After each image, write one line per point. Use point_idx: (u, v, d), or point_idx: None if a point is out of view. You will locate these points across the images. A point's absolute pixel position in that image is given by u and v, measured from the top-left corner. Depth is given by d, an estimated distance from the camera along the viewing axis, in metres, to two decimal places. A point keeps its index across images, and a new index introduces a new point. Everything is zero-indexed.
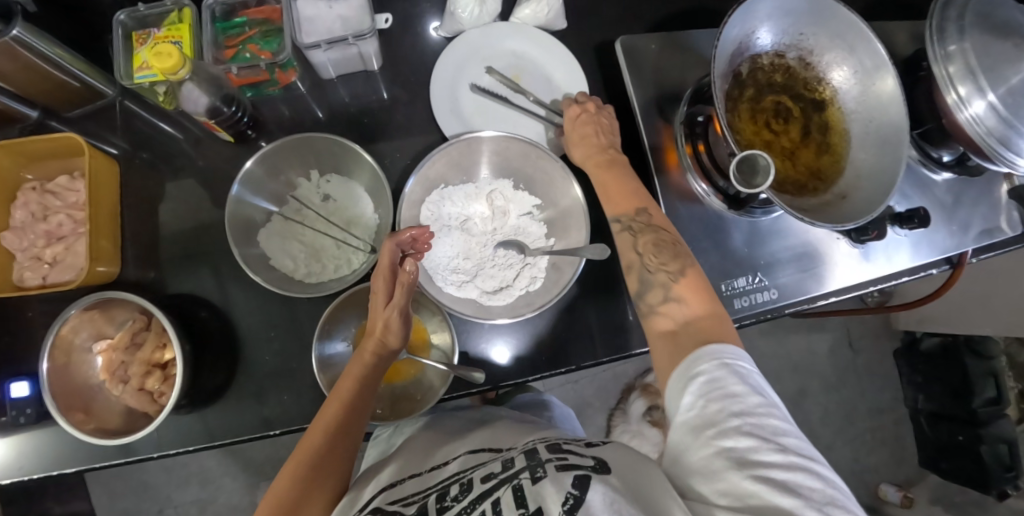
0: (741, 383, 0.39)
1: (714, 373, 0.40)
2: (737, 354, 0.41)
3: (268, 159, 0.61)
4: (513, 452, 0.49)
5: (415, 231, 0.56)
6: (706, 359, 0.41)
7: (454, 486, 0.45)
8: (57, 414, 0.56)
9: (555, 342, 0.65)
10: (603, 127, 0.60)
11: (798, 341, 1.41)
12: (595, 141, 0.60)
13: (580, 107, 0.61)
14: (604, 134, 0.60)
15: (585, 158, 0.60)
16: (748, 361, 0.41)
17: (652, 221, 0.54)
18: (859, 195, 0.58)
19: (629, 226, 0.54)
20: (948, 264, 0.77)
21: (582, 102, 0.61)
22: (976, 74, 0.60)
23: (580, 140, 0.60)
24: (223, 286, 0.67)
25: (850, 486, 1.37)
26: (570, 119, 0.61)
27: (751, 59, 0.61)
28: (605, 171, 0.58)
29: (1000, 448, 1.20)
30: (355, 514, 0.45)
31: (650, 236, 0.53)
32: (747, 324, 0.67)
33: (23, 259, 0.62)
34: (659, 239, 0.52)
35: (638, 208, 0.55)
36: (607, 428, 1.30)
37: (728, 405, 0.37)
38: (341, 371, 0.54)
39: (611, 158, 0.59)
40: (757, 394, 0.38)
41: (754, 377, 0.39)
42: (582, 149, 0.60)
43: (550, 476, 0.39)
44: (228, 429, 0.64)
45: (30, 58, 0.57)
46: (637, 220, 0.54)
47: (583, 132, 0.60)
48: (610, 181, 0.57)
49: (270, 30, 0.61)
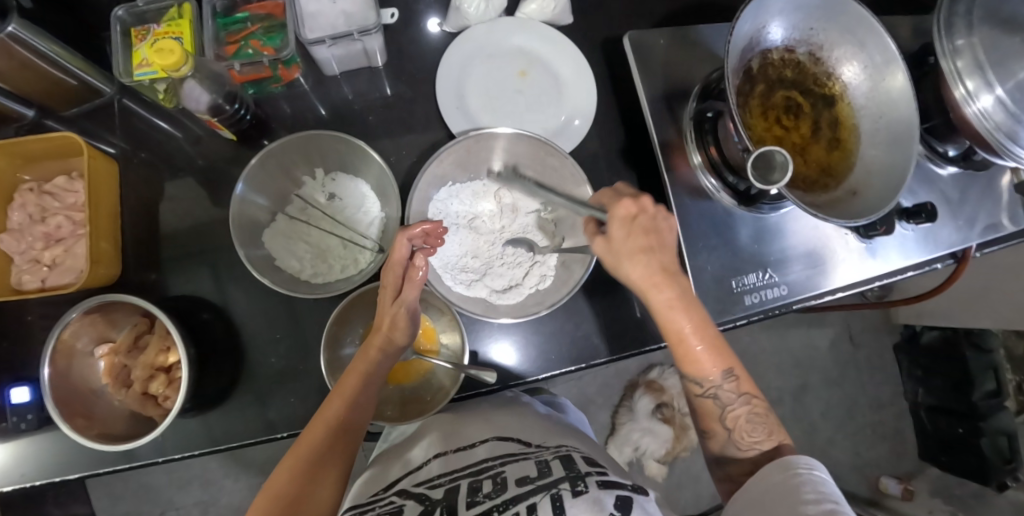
0: (814, 486, 0.41)
1: (787, 478, 0.43)
2: (812, 465, 0.44)
3: (273, 157, 0.60)
4: (545, 453, 0.48)
5: (426, 225, 0.54)
6: (779, 469, 0.44)
7: (486, 480, 0.43)
8: (59, 420, 0.54)
9: (564, 340, 0.65)
10: (659, 250, 0.49)
11: (799, 336, 1.41)
12: (655, 264, 0.48)
13: (631, 208, 0.49)
14: (662, 250, 0.50)
15: (646, 285, 0.48)
16: (825, 475, 0.43)
17: (739, 391, 0.51)
18: (870, 192, 0.58)
19: (714, 394, 0.51)
20: (953, 258, 0.78)
21: (633, 204, 0.49)
22: (984, 69, 0.60)
23: (638, 263, 0.48)
24: (227, 287, 0.66)
25: (850, 479, 1.39)
26: (619, 225, 0.49)
27: (761, 55, 0.61)
28: (676, 310, 0.49)
29: (999, 440, 1.21)
30: (380, 493, 0.47)
31: (740, 412, 0.50)
32: (755, 320, 0.67)
33: (22, 262, 0.61)
34: (749, 411, 0.50)
35: (723, 370, 0.50)
36: (610, 425, 1.31)
37: (799, 498, 0.40)
38: (346, 367, 0.54)
39: (675, 285, 0.49)
40: (831, 496, 0.39)
41: (831, 487, 0.41)
42: (639, 271, 0.48)
43: (591, 493, 0.39)
44: (235, 433, 0.63)
45: (26, 56, 0.55)
46: (723, 389, 0.51)
47: (637, 247, 0.48)
48: (682, 334, 0.49)
49: (274, 25, 0.59)
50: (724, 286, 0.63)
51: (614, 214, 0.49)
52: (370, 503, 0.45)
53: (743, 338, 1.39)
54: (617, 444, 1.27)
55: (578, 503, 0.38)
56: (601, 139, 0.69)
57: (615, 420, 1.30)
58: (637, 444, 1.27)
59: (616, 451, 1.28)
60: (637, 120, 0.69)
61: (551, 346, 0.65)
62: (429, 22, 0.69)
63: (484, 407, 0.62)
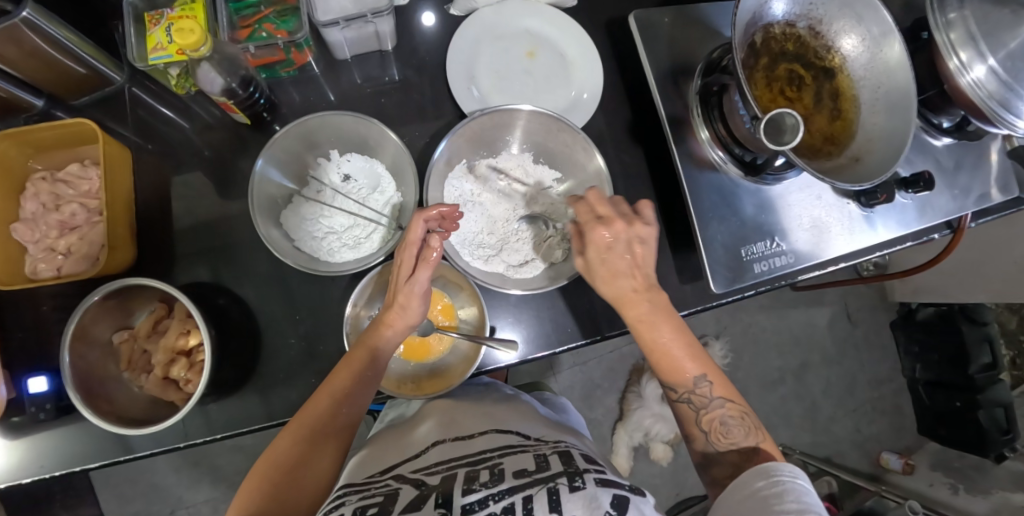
0: (796, 496, 0.41)
1: (768, 485, 0.43)
2: (795, 474, 0.44)
3: (289, 138, 0.61)
4: (543, 448, 0.49)
5: (443, 209, 0.55)
6: (761, 476, 0.45)
7: (483, 471, 0.44)
8: (81, 404, 0.53)
9: (579, 314, 0.67)
10: (631, 261, 0.53)
11: (799, 316, 1.43)
12: (627, 283, 0.53)
13: (605, 236, 0.52)
14: (636, 270, 0.53)
15: (619, 301, 0.53)
16: (806, 483, 0.44)
17: (715, 394, 0.52)
18: (872, 158, 0.60)
19: (688, 398, 0.53)
20: (949, 228, 0.81)
21: (606, 234, 0.52)
22: (977, 40, 0.61)
23: (612, 283, 0.53)
24: (243, 272, 0.66)
25: (851, 456, 1.42)
26: (593, 250, 0.53)
27: (764, 29, 0.63)
28: (647, 324, 0.52)
29: (996, 412, 1.24)
30: (377, 475, 0.47)
31: (715, 413, 0.52)
32: (762, 288, 0.69)
33: (37, 251, 0.60)
34: (724, 414, 0.52)
35: (698, 375, 0.52)
36: (618, 410, 1.32)
37: (779, 507, 0.40)
38: (355, 341, 0.56)
39: (647, 301, 0.53)
40: (812, 507, 0.40)
41: (812, 497, 0.42)
42: (613, 290, 0.53)
43: (588, 490, 0.39)
44: (256, 415, 0.64)
45: (37, 43, 0.55)
46: (697, 392, 0.52)
47: (613, 270, 0.53)
48: (658, 345, 0.53)
49: (286, 9, 0.60)
50: (733, 254, 0.65)
51: (591, 239, 0.53)
52: (365, 484, 0.46)
53: (744, 320, 1.41)
54: (626, 428, 1.28)
55: (574, 498, 0.38)
56: (608, 117, 0.70)
57: (622, 405, 1.32)
58: (647, 429, 1.28)
59: (626, 435, 1.28)
60: (642, 98, 0.71)
61: (566, 320, 0.67)
62: (423, 14, 0.69)
63: (484, 401, 0.62)
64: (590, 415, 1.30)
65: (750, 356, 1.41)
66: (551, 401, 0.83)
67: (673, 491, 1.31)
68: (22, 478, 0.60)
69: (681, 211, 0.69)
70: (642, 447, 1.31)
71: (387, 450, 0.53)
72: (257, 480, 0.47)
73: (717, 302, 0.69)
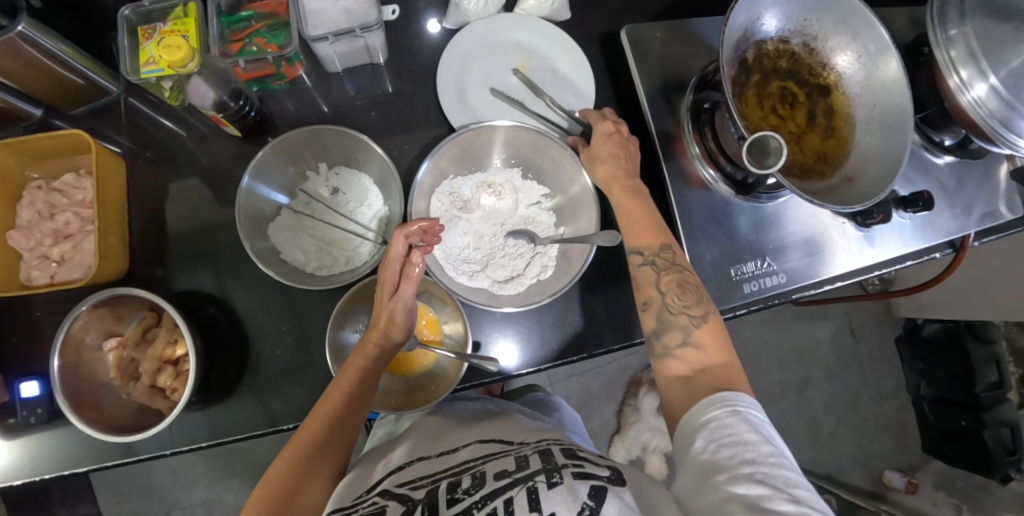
0: (751, 427, 0.39)
1: (723, 418, 0.40)
2: (748, 400, 0.42)
3: (278, 151, 0.62)
4: (525, 449, 0.49)
5: (423, 223, 0.55)
6: (716, 403, 0.41)
7: (466, 477, 0.44)
8: (69, 412, 0.54)
9: (566, 330, 0.66)
10: (628, 151, 0.60)
11: (801, 330, 1.42)
12: (618, 165, 0.59)
13: (611, 127, 0.61)
14: (627, 158, 0.60)
15: (609, 179, 0.59)
16: (758, 409, 0.42)
17: (674, 260, 0.54)
18: (866, 178, 0.58)
19: (652, 261, 0.54)
20: (951, 247, 0.78)
21: (613, 126, 0.61)
22: (978, 57, 0.59)
23: (605, 163, 0.59)
24: (232, 282, 0.67)
25: (853, 473, 1.39)
26: (597, 135, 0.60)
27: (756, 45, 0.62)
28: (629, 198, 0.58)
29: (1003, 432, 1.21)
30: (364, 495, 0.47)
31: (672, 275, 0.53)
32: (755, 308, 0.68)
33: (31, 258, 0.61)
34: (682, 279, 0.53)
35: (661, 243, 0.55)
36: (615, 421, 1.31)
37: (736, 442, 0.38)
38: (344, 362, 0.55)
39: (630, 182, 0.59)
40: (768, 438, 0.39)
41: (764, 424, 0.40)
42: (604, 168, 0.59)
43: (566, 484, 0.39)
44: (240, 425, 0.64)
45: (34, 54, 0.56)
46: (661, 256, 0.54)
47: (609, 150, 0.59)
48: (631, 211, 0.57)
49: (277, 24, 0.61)
50: (722, 274, 0.64)
51: (597, 129, 0.61)
52: (353, 505, 0.45)
53: (745, 332, 1.40)
54: (623, 441, 1.27)
55: (552, 493, 0.37)
56: None
57: (619, 418, 1.31)
58: (645, 442, 1.26)
59: (622, 448, 1.27)
60: (635, 113, 0.70)
61: (553, 335, 0.66)
62: (426, 23, 0.70)
63: (472, 418, 0.62)
64: (587, 426, 1.29)
65: (750, 369, 1.39)
66: (545, 401, 0.82)
67: None
68: (13, 480, 0.61)
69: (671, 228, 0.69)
70: (638, 460, 1.29)
71: (370, 471, 0.53)
72: (255, 511, 0.45)
73: None
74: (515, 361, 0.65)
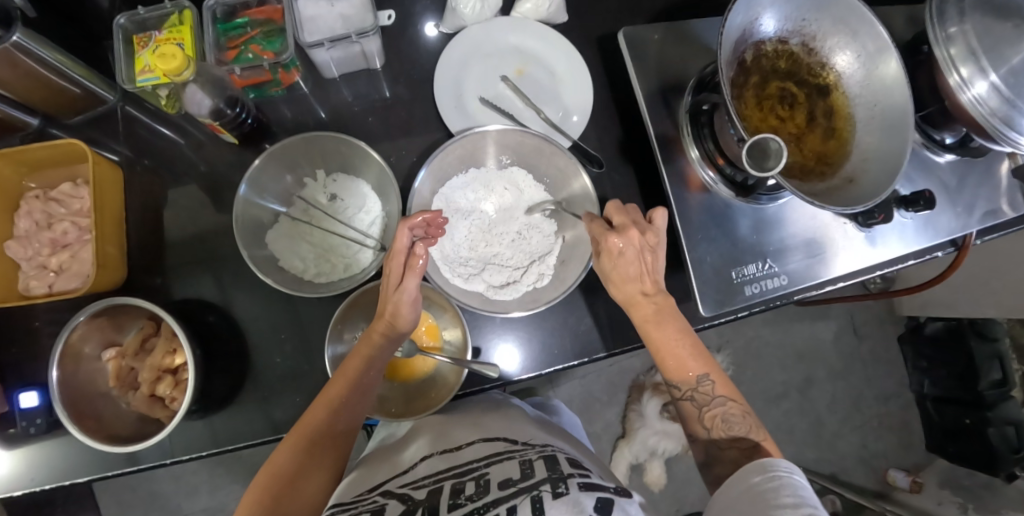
0: (792, 489, 0.39)
1: (764, 479, 0.41)
2: (792, 471, 0.42)
3: (276, 157, 0.62)
4: (530, 454, 0.48)
5: (426, 215, 0.56)
6: (758, 471, 0.42)
7: (469, 483, 0.44)
8: (69, 423, 0.54)
9: (566, 334, 0.66)
10: (645, 265, 0.53)
11: (803, 329, 1.41)
12: (636, 288, 0.54)
13: (618, 243, 0.53)
14: (645, 276, 0.54)
15: (629, 303, 0.54)
16: (804, 482, 0.41)
17: (716, 393, 0.51)
18: (867, 178, 0.58)
19: (691, 396, 0.52)
20: (953, 246, 0.78)
21: (617, 240, 0.53)
22: (977, 55, 0.59)
23: (622, 288, 0.54)
24: (230, 290, 0.66)
25: (858, 473, 1.39)
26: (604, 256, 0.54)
27: (754, 46, 0.62)
28: (654, 324, 0.54)
29: (1007, 430, 1.20)
30: (365, 493, 0.46)
31: (716, 412, 0.51)
32: (756, 310, 0.68)
33: (29, 268, 0.61)
34: (726, 412, 0.51)
35: (700, 374, 0.52)
36: (618, 425, 1.31)
37: (775, 501, 0.38)
38: (350, 350, 0.55)
39: (653, 304, 0.54)
40: (808, 501, 0.38)
41: (809, 493, 0.39)
42: (622, 292, 0.54)
43: (573, 495, 0.38)
44: (240, 433, 0.63)
45: (30, 64, 0.56)
46: (701, 390, 0.52)
47: (624, 275, 0.54)
48: (663, 344, 0.53)
49: (273, 30, 0.61)
50: (723, 278, 0.63)
51: (605, 245, 0.54)
52: (353, 502, 0.44)
53: (746, 333, 1.40)
54: (629, 445, 1.27)
55: (557, 504, 0.37)
56: (599, 135, 0.70)
57: (624, 422, 1.30)
58: (652, 447, 1.27)
59: (628, 453, 1.26)
60: (632, 115, 0.70)
61: (553, 340, 0.66)
62: (424, 27, 0.70)
63: (473, 410, 0.61)
64: (589, 429, 1.29)
65: (751, 370, 1.39)
66: (546, 405, 0.82)
67: (674, 507, 1.29)
68: (14, 491, 0.61)
69: (671, 230, 0.68)
70: (641, 465, 1.29)
71: (375, 468, 0.52)
72: (256, 493, 0.46)
73: (708, 323, 0.68)
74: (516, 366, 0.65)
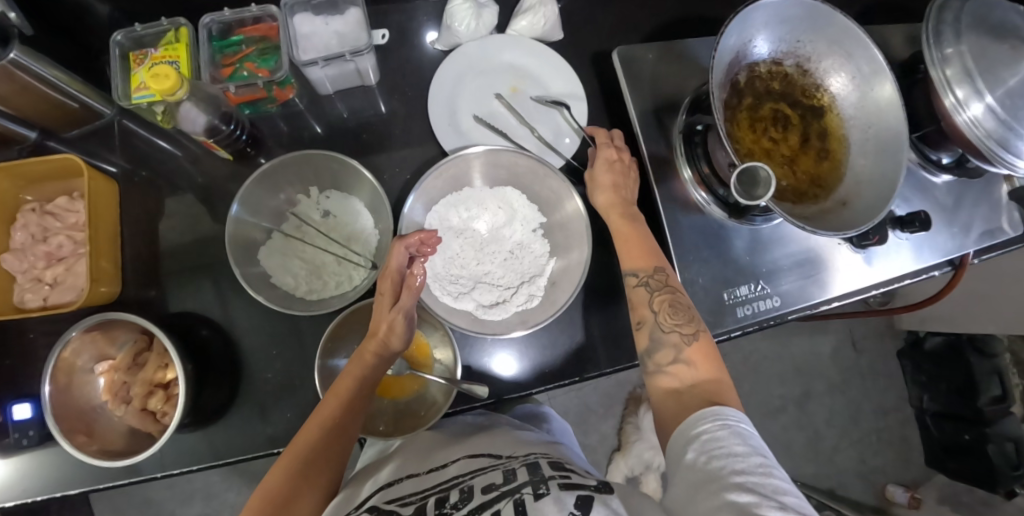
0: (742, 439, 0.38)
1: (713, 429, 0.40)
2: (739, 416, 0.41)
3: (272, 174, 0.63)
4: (513, 462, 0.48)
5: (421, 235, 0.57)
6: (706, 420, 0.41)
7: (453, 493, 0.44)
8: (59, 435, 0.54)
9: (558, 352, 0.66)
10: (627, 177, 0.61)
11: (801, 343, 1.41)
12: (615, 192, 0.60)
13: (616, 153, 0.62)
14: (627, 189, 0.61)
15: (607, 206, 0.60)
16: (748, 425, 0.41)
17: (667, 285, 0.54)
18: (860, 201, 0.58)
19: (647, 282, 0.55)
20: (950, 265, 0.76)
21: (617, 153, 0.62)
22: (974, 77, 0.58)
23: (603, 189, 0.61)
24: (223, 304, 0.67)
25: (856, 487, 1.37)
26: (604, 162, 0.61)
27: (748, 68, 0.62)
28: (624, 221, 0.59)
29: (1007, 446, 1.19)
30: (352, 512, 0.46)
31: (666, 297, 0.53)
32: (749, 331, 0.67)
33: (24, 281, 0.62)
34: (675, 298, 0.53)
35: (655, 266, 0.55)
36: (614, 437, 1.30)
37: (727, 454, 0.37)
38: (341, 371, 0.56)
39: (629, 211, 0.60)
40: (759, 450, 0.38)
41: (755, 439, 0.39)
42: (604, 196, 0.60)
43: (553, 494, 0.39)
44: (230, 447, 0.63)
45: (28, 80, 0.57)
46: (655, 278, 0.55)
47: (608, 180, 0.60)
48: (628, 234, 0.58)
49: (268, 47, 0.62)
50: (715, 299, 0.63)
51: (601, 155, 0.62)
52: None
53: (744, 347, 1.39)
54: (625, 458, 1.26)
55: (538, 506, 0.37)
56: None
57: (619, 435, 1.30)
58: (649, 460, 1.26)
59: (623, 466, 1.26)
60: (627, 133, 0.70)
61: (545, 358, 0.65)
62: (425, 36, 0.70)
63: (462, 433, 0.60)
64: (584, 441, 1.29)
65: (749, 383, 1.38)
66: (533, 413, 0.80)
67: None
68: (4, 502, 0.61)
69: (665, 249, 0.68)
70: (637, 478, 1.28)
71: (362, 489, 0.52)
72: None
73: None
74: (512, 371, 0.64)
